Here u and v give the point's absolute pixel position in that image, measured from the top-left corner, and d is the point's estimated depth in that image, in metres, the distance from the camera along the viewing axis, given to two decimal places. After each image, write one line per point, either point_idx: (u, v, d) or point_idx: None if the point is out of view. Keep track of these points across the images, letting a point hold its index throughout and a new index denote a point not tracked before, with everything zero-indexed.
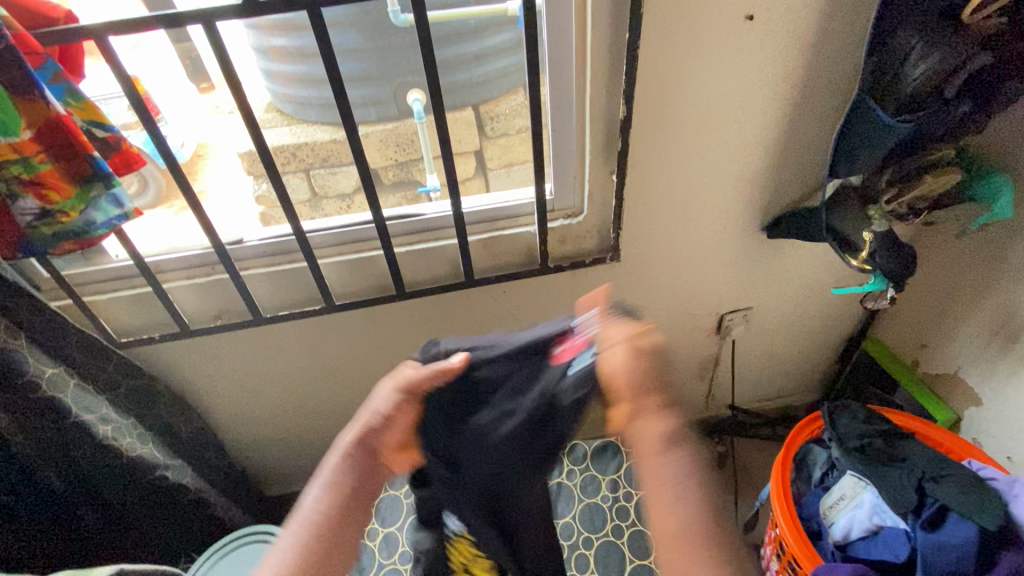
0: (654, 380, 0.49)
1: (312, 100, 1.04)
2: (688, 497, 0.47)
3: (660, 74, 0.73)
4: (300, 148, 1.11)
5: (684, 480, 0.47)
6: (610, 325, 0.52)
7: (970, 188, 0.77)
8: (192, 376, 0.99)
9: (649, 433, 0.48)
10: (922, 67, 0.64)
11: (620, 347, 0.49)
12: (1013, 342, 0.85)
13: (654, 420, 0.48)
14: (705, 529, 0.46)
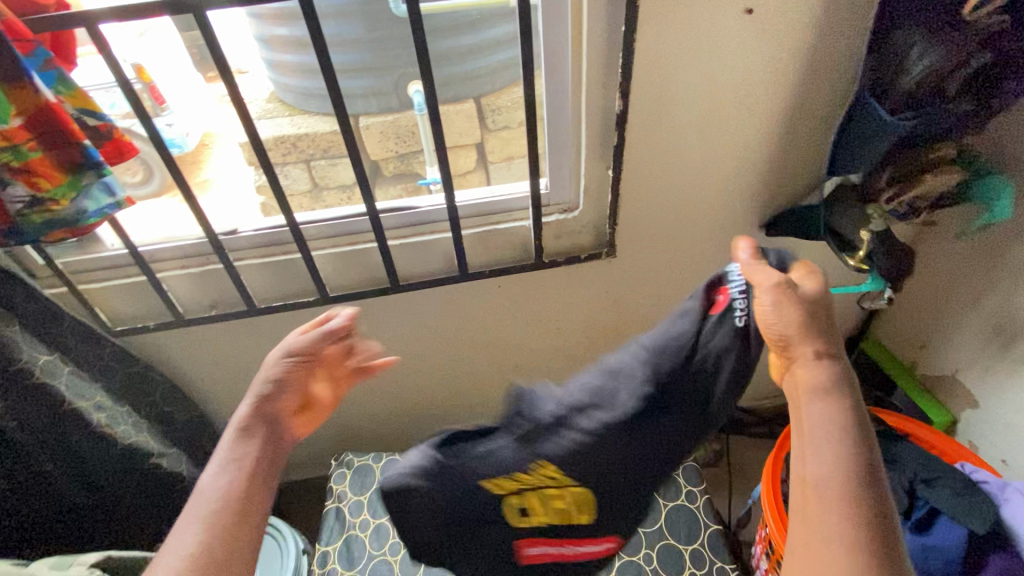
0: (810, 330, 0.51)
1: (311, 90, 1.03)
2: (830, 441, 0.48)
3: (657, 68, 0.72)
4: (302, 138, 1.11)
5: (835, 426, 0.49)
6: (756, 269, 0.53)
7: (970, 188, 0.76)
8: (188, 365, 0.99)
9: (805, 378, 0.52)
10: (924, 61, 0.63)
11: (775, 290, 0.51)
12: (1011, 344, 0.84)
13: (811, 367, 0.52)
14: (842, 470, 0.47)
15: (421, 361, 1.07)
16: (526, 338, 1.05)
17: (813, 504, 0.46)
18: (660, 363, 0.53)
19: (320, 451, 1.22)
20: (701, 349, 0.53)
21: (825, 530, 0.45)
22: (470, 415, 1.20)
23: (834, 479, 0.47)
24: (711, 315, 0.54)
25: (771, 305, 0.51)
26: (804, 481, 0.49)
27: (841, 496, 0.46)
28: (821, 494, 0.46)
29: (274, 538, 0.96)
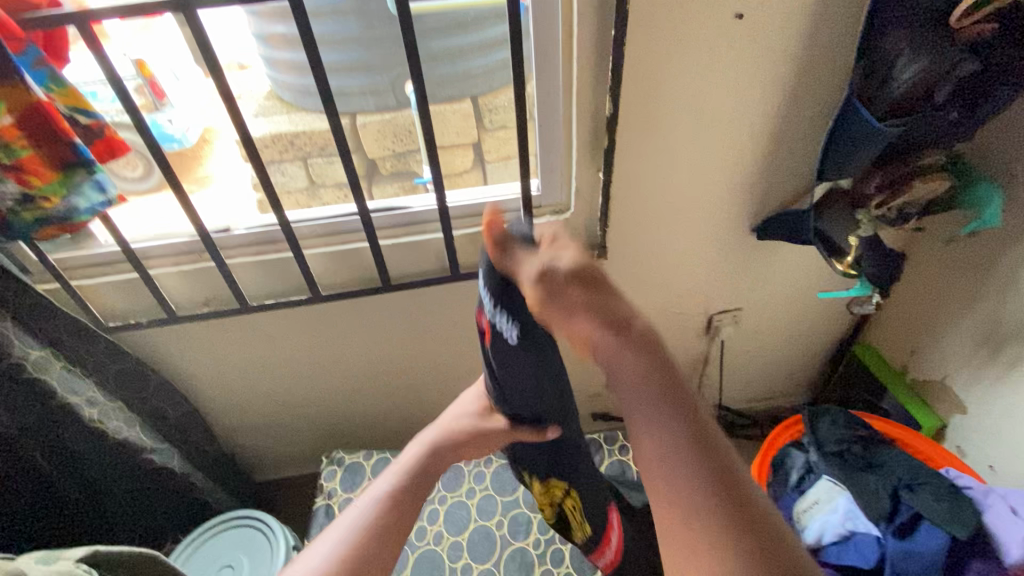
0: (578, 304, 0.42)
1: (309, 88, 1.04)
2: (651, 413, 0.40)
3: (647, 72, 0.72)
4: (299, 136, 1.11)
5: (647, 395, 0.40)
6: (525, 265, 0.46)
7: (961, 195, 0.77)
8: (181, 361, 1.00)
9: (624, 366, 0.41)
10: (911, 69, 0.63)
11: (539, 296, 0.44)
12: (1000, 351, 0.84)
13: (612, 342, 0.42)
14: (671, 446, 0.39)
15: (414, 360, 1.08)
16: None
17: (665, 498, 0.38)
18: (509, 369, 0.56)
19: (314, 448, 1.23)
20: (532, 343, 0.53)
21: (682, 528, 0.37)
22: None
23: (671, 463, 0.38)
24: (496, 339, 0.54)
25: (544, 296, 0.44)
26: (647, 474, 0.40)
27: (683, 476, 0.38)
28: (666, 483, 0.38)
29: (266, 534, 0.97)
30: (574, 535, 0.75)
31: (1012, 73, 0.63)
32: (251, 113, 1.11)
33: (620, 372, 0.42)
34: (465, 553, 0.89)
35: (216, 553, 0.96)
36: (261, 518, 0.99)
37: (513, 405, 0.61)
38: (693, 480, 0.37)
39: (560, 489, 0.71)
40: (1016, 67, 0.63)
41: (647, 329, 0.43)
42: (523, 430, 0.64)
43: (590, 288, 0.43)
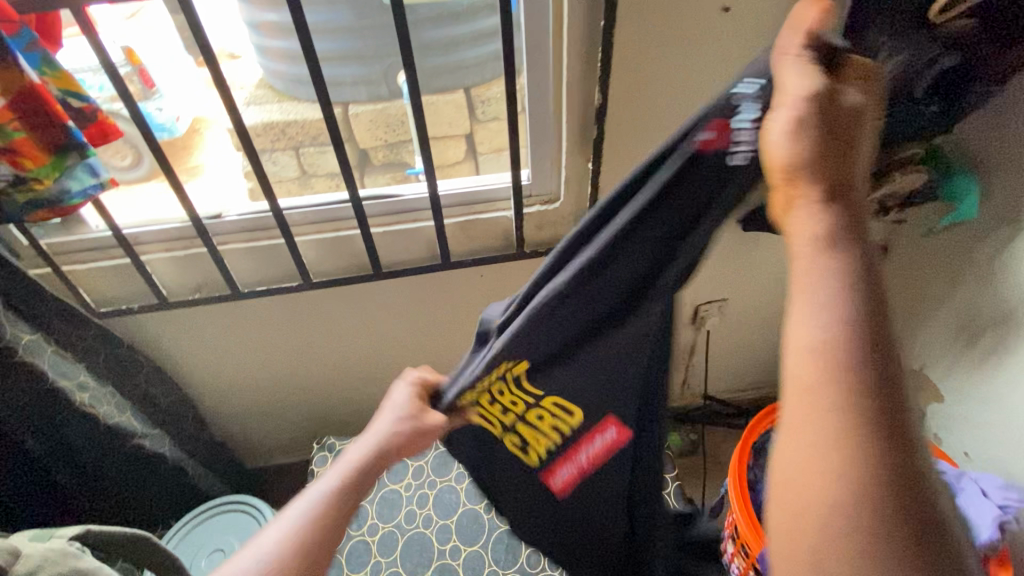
0: (819, 151, 0.38)
1: (301, 77, 1.04)
2: (831, 317, 0.36)
3: (636, 64, 0.73)
4: (290, 125, 1.11)
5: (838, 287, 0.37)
6: (795, 78, 0.39)
7: (938, 187, 0.78)
8: (173, 347, 1.00)
9: (804, 220, 0.39)
10: (891, 62, 0.65)
11: (799, 114, 0.38)
12: (974, 341, 0.87)
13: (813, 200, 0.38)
14: (842, 357, 0.35)
15: (405, 348, 1.09)
16: None
17: (803, 416, 0.36)
18: (648, 228, 0.47)
19: (306, 435, 1.24)
20: (699, 194, 0.47)
21: (805, 447, 0.35)
22: None
23: (831, 381, 0.35)
24: (706, 156, 0.45)
25: (794, 125, 0.38)
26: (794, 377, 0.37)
27: (842, 406, 0.34)
28: (816, 402, 0.35)
29: (258, 518, 0.99)
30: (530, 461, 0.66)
31: (987, 71, 0.65)
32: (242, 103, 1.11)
33: (810, 239, 0.38)
34: (454, 536, 0.91)
35: (207, 537, 0.97)
36: (253, 502, 1.00)
37: (608, 285, 0.50)
38: (844, 408, 0.34)
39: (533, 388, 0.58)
40: (993, 65, 0.64)
41: (858, 212, 0.39)
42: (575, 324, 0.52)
43: (840, 136, 0.39)
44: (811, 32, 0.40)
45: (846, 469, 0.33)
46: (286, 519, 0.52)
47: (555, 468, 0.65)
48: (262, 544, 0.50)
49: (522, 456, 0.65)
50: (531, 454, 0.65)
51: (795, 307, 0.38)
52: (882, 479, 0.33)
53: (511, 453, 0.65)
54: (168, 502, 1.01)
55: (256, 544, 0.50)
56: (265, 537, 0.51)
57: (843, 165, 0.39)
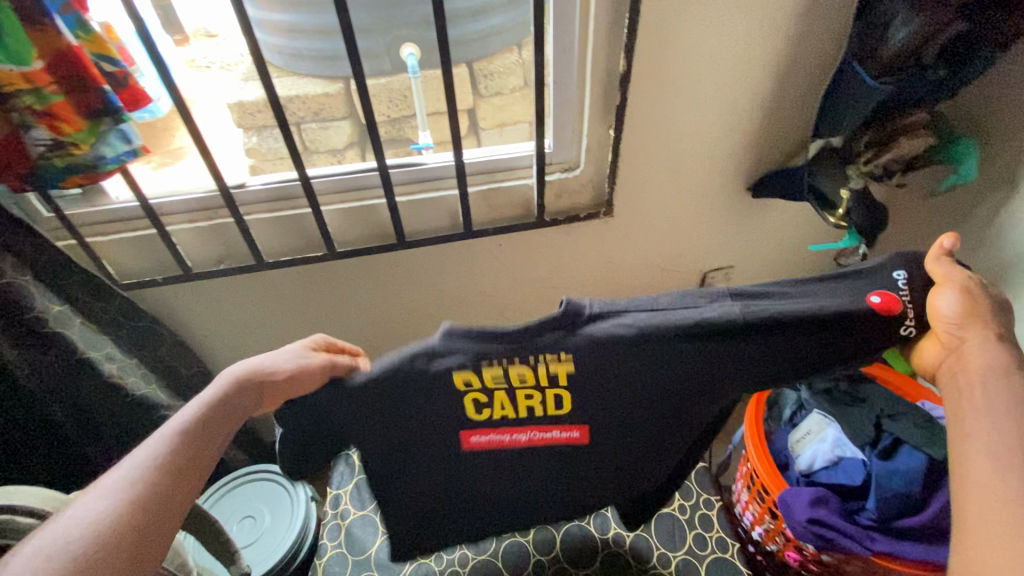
0: (975, 305, 0.52)
1: (303, 52, 0.93)
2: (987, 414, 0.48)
3: (661, 32, 0.75)
4: (293, 102, 1.01)
5: (989, 402, 0.48)
6: (939, 264, 0.55)
7: (940, 152, 0.82)
8: (192, 320, 1.01)
9: (978, 355, 0.50)
10: (905, 28, 0.68)
11: (957, 289, 0.53)
12: None
13: (986, 341, 0.51)
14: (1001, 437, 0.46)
15: (423, 318, 1.11)
16: (525, 295, 1.10)
17: (972, 506, 0.45)
18: (772, 330, 0.56)
19: None
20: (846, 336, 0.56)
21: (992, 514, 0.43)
22: None
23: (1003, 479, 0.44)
24: (884, 320, 0.55)
25: (952, 304, 0.52)
26: (955, 467, 0.48)
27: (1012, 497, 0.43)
28: (993, 498, 0.44)
29: (285, 485, 1.02)
30: (466, 413, 0.61)
31: (991, 37, 0.69)
32: (238, 80, 1.01)
33: (957, 382, 0.51)
34: None
35: (236, 506, 1.01)
36: (278, 471, 1.03)
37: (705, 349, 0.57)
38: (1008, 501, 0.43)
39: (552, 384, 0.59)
40: (998, 31, 0.68)
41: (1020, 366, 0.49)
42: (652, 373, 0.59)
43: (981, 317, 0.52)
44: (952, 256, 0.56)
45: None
46: (128, 466, 0.46)
47: (490, 432, 0.63)
48: (98, 499, 0.43)
49: (471, 410, 0.61)
50: (483, 413, 0.61)
51: (960, 420, 0.49)
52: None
53: (461, 406, 0.60)
54: None
55: (90, 500, 0.43)
56: (101, 493, 0.44)
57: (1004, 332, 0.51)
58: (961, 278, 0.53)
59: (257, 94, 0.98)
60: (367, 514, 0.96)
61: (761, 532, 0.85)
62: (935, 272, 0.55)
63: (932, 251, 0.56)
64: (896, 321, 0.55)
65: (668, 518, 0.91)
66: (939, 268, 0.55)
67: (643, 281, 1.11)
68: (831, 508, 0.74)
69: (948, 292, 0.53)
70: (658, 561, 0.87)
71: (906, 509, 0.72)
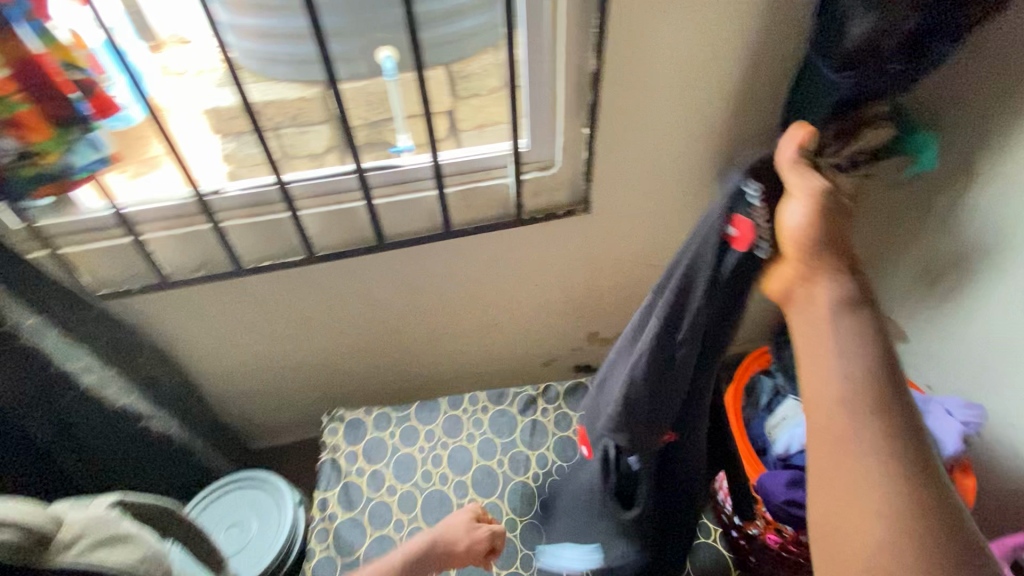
0: (822, 218, 0.54)
1: (280, 56, 0.90)
2: (848, 378, 0.51)
3: (629, 31, 0.77)
4: (268, 107, 0.99)
5: (844, 343, 0.52)
6: (796, 180, 0.57)
7: (902, 142, 0.84)
8: (174, 329, 1.01)
9: (824, 284, 0.54)
10: (861, 23, 0.70)
11: (809, 203, 0.55)
12: (934, 283, 0.94)
13: (835, 268, 0.54)
14: (865, 406, 0.50)
15: (409, 320, 1.12)
16: (508, 295, 1.11)
17: (834, 457, 0.50)
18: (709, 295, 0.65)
19: (308, 414, 1.26)
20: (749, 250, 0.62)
21: (857, 483, 0.48)
22: (451, 369, 1.25)
23: (868, 430, 0.49)
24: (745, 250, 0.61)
25: (803, 220, 0.55)
26: (814, 411, 0.52)
27: (873, 445, 0.48)
28: (853, 460, 0.49)
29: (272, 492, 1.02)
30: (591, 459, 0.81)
31: (947, 30, 0.70)
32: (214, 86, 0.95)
33: (814, 318, 0.54)
34: (469, 491, 1.01)
35: (221, 514, 1.00)
36: (266, 478, 1.04)
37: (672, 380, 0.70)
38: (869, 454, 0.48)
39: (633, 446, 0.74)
40: (953, 25, 0.70)
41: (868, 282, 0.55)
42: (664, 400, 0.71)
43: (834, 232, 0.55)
44: (803, 160, 0.58)
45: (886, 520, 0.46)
46: None
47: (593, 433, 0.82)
48: None
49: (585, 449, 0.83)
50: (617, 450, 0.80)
51: (812, 362, 0.53)
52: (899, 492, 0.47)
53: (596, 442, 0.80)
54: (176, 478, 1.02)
55: None
56: None
57: (845, 246, 0.55)
58: (812, 190, 0.55)
59: (231, 99, 0.96)
60: (355, 515, 0.98)
61: (743, 517, 0.87)
62: (790, 187, 0.57)
63: (787, 163, 0.58)
64: (748, 252, 0.61)
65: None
66: (794, 186, 0.57)
67: (622, 278, 1.13)
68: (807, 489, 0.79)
69: (800, 211, 0.55)
70: None
71: None
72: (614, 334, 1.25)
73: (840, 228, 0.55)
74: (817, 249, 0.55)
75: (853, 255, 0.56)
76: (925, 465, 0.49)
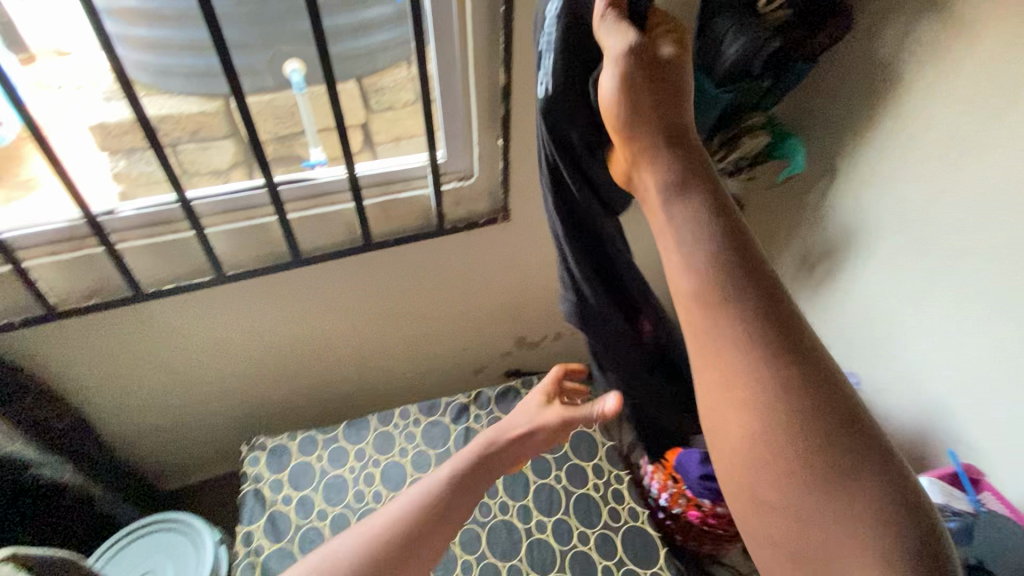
0: (640, 83, 0.40)
1: (175, 68, 0.85)
2: (684, 265, 0.37)
3: (533, 48, 0.82)
4: (164, 121, 0.92)
5: (688, 227, 0.37)
6: (606, 32, 0.42)
7: (778, 148, 0.95)
8: (62, 365, 0.91)
9: (647, 171, 0.40)
10: (734, 45, 0.78)
11: (618, 61, 0.40)
12: (812, 271, 1.06)
13: (655, 148, 0.40)
14: (704, 293, 0.37)
15: (331, 337, 1.09)
16: (432, 305, 1.12)
17: (715, 383, 0.36)
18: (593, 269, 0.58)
19: (225, 446, 1.18)
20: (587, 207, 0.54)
21: (733, 398, 0.36)
22: (378, 384, 1.23)
23: (737, 348, 0.36)
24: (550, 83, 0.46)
25: (616, 80, 0.40)
26: (685, 323, 0.38)
27: (739, 347, 0.36)
28: (715, 360, 0.36)
29: (188, 533, 0.95)
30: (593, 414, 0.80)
31: (805, 51, 0.80)
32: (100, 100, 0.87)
33: (657, 204, 0.39)
34: None
35: (132, 562, 0.91)
36: (183, 519, 0.96)
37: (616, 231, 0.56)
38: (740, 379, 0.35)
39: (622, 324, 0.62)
40: (809, 46, 0.80)
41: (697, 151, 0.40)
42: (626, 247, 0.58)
43: (659, 86, 0.40)
44: None
45: (756, 425, 0.35)
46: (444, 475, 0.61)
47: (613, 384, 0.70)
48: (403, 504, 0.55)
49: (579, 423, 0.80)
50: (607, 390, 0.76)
51: (663, 261, 0.39)
52: (776, 403, 0.34)
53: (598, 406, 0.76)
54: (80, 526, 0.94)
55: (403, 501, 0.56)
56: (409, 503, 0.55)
57: (663, 107, 0.40)
58: (619, 42, 0.41)
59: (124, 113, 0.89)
60: (283, 545, 0.94)
61: (668, 496, 0.95)
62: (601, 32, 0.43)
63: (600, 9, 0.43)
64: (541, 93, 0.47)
65: (583, 498, 1.00)
66: (604, 31, 0.42)
67: (544, 282, 1.17)
68: None
69: (609, 71, 0.41)
70: (579, 540, 0.96)
71: None
72: (540, 337, 1.29)
73: (668, 85, 0.41)
74: (636, 123, 0.40)
75: (677, 117, 0.40)
76: (812, 363, 0.36)
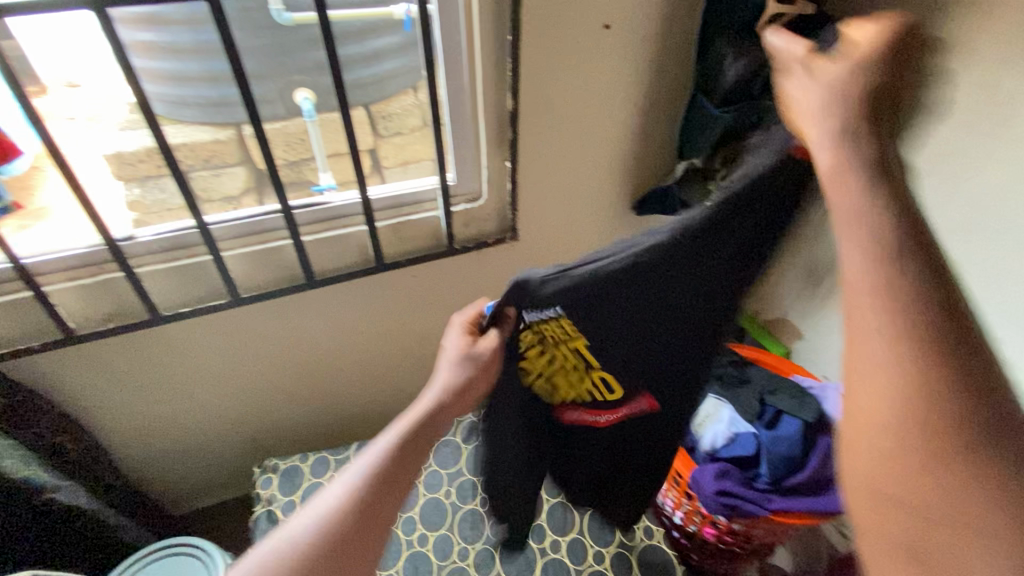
0: (835, 87, 0.42)
1: (192, 99, 0.88)
2: (869, 249, 0.40)
3: (541, 74, 0.85)
4: (179, 150, 0.94)
5: (874, 228, 0.40)
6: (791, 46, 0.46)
7: None
8: (78, 389, 0.92)
9: (824, 162, 0.42)
10: (734, 67, 0.81)
11: (811, 71, 0.44)
12: (818, 285, 1.07)
13: (823, 136, 0.42)
14: (880, 282, 0.39)
15: (340, 358, 1.10)
16: (442, 325, 1.13)
17: (875, 366, 0.39)
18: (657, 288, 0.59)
19: (235, 469, 1.19)
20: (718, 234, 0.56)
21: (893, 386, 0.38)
22: (387, 405, 1.23)
23: (903, 338, 0.38)
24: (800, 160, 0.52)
25: (802, 91, 0.44)
26: (850, 307, 0.41)
27: (904, 337, 0.38)
28: (876, 348, 0.39)
29: (201, 557, 0.94)
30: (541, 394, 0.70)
31: None
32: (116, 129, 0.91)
33: (840, 185, 0.41)
34: (419, 525, 1.00)
35: None
36: (196, 543, 0.95)
37: (673, 280, 0.58)
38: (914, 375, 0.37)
39: (575, 335, 0.63)
40: None
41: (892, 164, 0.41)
42: (663, 302, 0.61)
43: (885, 90, 0.42)
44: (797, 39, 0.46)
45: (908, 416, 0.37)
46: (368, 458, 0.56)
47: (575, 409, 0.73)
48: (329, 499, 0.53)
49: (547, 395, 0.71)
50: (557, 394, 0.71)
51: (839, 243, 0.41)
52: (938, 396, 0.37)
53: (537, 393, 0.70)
54: (92, 547, 0.94)
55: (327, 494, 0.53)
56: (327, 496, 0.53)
57: (875, 110, 0.42)
58: (799, 53, 0.46)
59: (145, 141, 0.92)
60: None
61: (682, 515, 0.93)
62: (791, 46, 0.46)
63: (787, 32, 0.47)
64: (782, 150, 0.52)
65: (597, 517, 1.00)
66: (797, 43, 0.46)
67: None
68: (734, 479, 0.87)
69: (800, 82, 0.45)
70: (594, 560, 0.95)
71: (790, 468, 0.86)
72: None
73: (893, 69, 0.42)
74: (818, 124, 0.43)
75: (875, 107, 0.41)
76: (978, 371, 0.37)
